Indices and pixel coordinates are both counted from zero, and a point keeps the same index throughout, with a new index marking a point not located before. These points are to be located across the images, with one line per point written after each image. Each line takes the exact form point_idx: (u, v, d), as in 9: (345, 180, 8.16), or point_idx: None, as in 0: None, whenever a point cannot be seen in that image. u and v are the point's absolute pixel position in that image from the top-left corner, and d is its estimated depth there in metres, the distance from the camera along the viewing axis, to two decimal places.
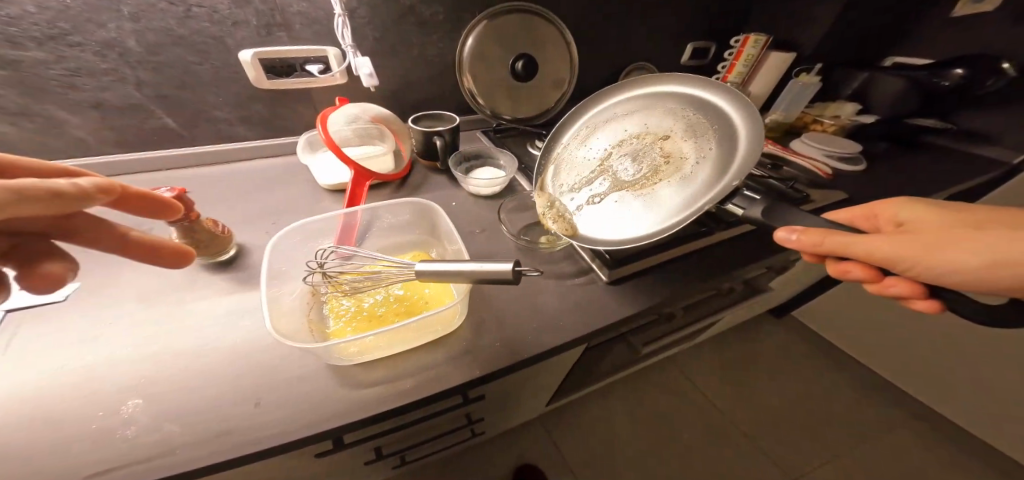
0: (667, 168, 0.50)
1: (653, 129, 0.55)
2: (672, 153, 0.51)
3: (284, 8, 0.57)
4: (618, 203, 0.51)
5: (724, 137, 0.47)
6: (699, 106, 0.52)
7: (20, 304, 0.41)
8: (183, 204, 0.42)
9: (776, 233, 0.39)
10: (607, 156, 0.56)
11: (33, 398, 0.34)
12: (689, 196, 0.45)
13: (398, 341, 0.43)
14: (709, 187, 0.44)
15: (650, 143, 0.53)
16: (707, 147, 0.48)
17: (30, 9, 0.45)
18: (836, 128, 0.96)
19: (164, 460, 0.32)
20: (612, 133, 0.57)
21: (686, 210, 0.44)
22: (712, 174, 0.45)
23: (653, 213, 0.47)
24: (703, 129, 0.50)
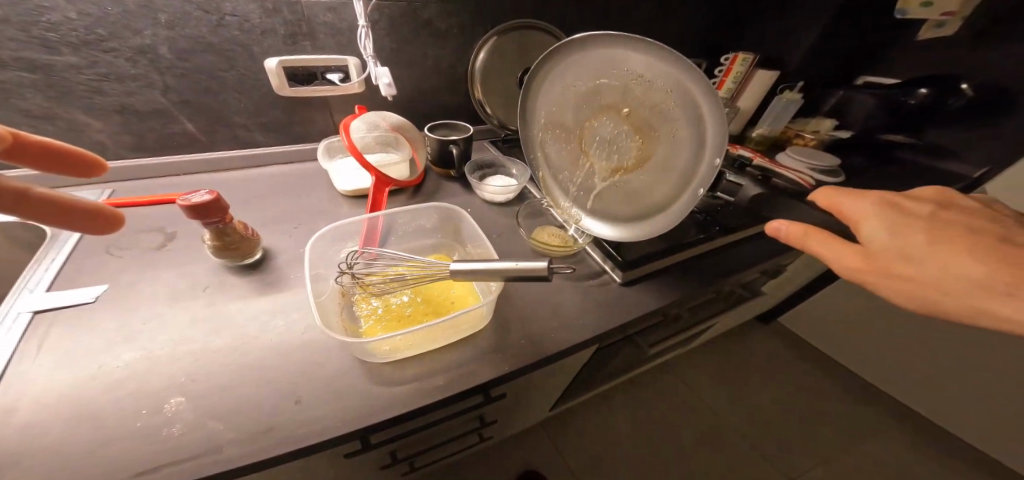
0: (643, 145, 0.51)
1: (608, 99, 0.51)
2: (643, 133, 0.50)
3: (311, 19, 0.59)
4: (617, 193, 0.57)
5: (686, 103, 0.45)
6: (647, 61, 0.45)
7: (49, 305, 0.40)
8: (219, 208, 0.42)
9: (770, 223, 0.43)
10: (586, 145, 0.57)
11: (75, 398, 0.34)
12: (680, 180, 0.49)
13: (430, 340, 0.45)
14: (694, 169, 0.48)
15: (617, 120, 0.52)
16: (675, 119, 0.47)
17: (71, 16, 0.46)
18: (816, 141, 1.04)
19: (213, 457, 0.33)
20: (576, 115, 0.55)
21: (681, 196, 0.50)
22: (693, 155, 0.47)
23: (652, 198, 0.53)
24: (658, 93, 0.46)
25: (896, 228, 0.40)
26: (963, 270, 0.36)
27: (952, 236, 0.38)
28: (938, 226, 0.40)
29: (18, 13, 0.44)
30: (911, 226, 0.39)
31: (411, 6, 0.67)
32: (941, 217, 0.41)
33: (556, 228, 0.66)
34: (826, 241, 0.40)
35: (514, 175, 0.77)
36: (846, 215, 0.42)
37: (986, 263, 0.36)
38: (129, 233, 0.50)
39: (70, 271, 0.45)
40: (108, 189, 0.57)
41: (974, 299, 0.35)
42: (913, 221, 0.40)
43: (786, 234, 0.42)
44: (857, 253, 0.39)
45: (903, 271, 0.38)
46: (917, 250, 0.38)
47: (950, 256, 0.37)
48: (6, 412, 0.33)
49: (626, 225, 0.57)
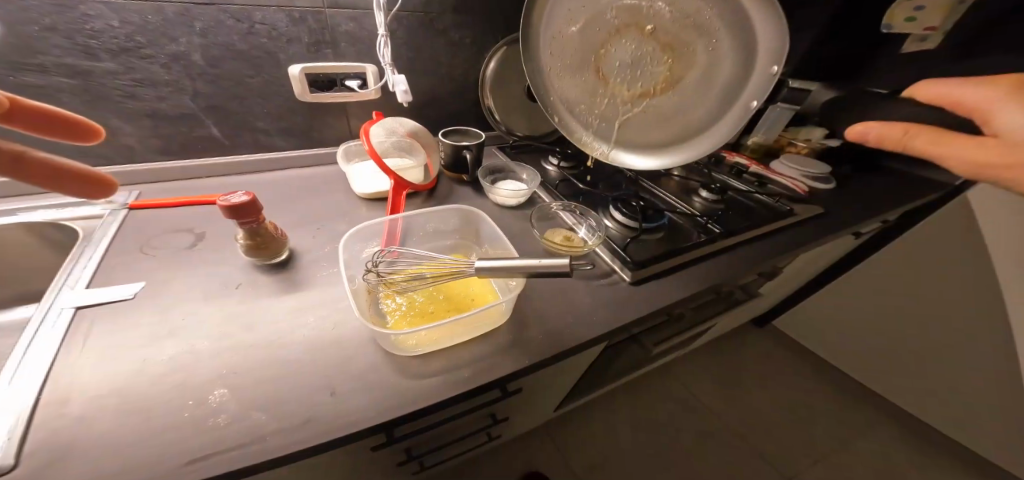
0: (674, 64, 0.55)
1: (629, 19, 0.53)
2: (672, 51, 0.54)
3: (334, 28, 0.62)
4: (644, 118, 0.61)
5: (721, 9, 0.49)
6: None
7: (93, 301, 0.43)
8: (254, 209, 0.45)
9: (855, 129, 0.45)
10: (608, 73, 0.59)
11: (126, 388, 0.37)
12: (723, 93, 0.54)
13: (453, 335, 0.47)
14: (739, 76, 0.52)
15: (642, 39, 0.54)
16: (712, 31, 0.51)
17: (114, 24, 0.49)
18: (808, 150, 1.09)
19: (258, 445, 0.34)
20: (594, 41, 0.57)
21: (724, 108, 0.55)
22: (739, 64, 0.52)
23: (686, 115, 0.58)
24: (691, 3, 0.50)
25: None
26: None
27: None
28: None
29: (65, 22, 0.47)
30: None
31: (427, 16, 0.70)
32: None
33: (567, 230, 0.69)
34: (939, 141, 0.40)
35: (524, 180, 0.80)
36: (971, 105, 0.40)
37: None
38: (161, 234, 0.53)
39: (107, 270, 0.47)
40: (134, 191, 0.59)
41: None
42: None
43: (881, 134, 0.43)
44: (983, 148, 0.37)
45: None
46: None
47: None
48: (60, 403, 0.35)
49: (660, 147, 0.63)
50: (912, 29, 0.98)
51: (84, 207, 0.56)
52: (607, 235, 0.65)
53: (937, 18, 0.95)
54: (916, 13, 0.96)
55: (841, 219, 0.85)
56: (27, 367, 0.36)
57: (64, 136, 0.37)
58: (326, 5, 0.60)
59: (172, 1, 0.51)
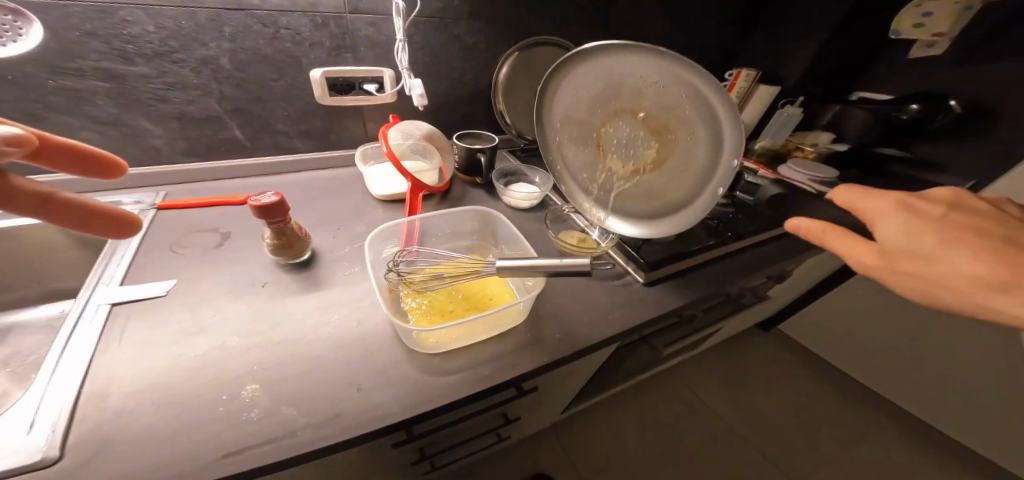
0: (661, 149, 0.55)
1: (622, 105, 0.54)
2: (661, 138, 0.53)
3: (354, 32, 0.64)
4: (638, 192, 0.61)
5: (704, 109, 0.48)
6: (660, 68, 0.47)
7: (126, 298, 0.45)
8: (280, 210, 0.46)
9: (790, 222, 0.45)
10: (606, 149, 0.60)
11: (162, 383, 0.38)
12: (702, 182, 0.53)
13: (472, 333, 0.48)
14: (712, 171, 0.51)
15: (634, 124, 0.55)
16: (694, 125, 0.50)
17: (149, 29, 0.52)
18: (816, 154, 1.08)
19: (291, 439, 0.35)
20: (593, 121, 0.58)
21: (703, 191, 0.54)
22: (713, 158, 0.51)
23: (672, 194, 0.58)
24: (672, 97, 0.49)
25: (915, 229, 0.40)
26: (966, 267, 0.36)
27: (973, 240, 0.38)
28: (960, 229, 0.39)
29: (104, 27, 0.50)
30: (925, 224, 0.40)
31: (443, 22, 0.71)
32: (961, 220, 0.40)
33: (579, 232, 0.70)
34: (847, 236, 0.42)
35: (537, 183, 0.81)
36: (862, 212, 0.44)
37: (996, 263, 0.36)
38: (187, 234, 0.55)
39: (137, 269, 0.49)
40: (161, 192, 0.62)
41: (984, 296, 0.34)
42: (934, 223, 0.40)
43: (807, 231, 0.45)
44: (872, 251, 0.41)
45: (917, 269, 0.38)
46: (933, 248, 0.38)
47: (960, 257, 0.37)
48: (99, 397, 0.36)
49: (650, 219, 0.62)
50: (920, 35, 0.98)
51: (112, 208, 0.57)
52: (620, 238, 0.66)
53: (945, 24, 0.94)
54: (924, 20, 0.96)
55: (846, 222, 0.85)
56: (67, 362, 0.38)
57: (92, 171, 0.38)
58: (348, 10, 0.62)
59: (204, 7, 0.53)
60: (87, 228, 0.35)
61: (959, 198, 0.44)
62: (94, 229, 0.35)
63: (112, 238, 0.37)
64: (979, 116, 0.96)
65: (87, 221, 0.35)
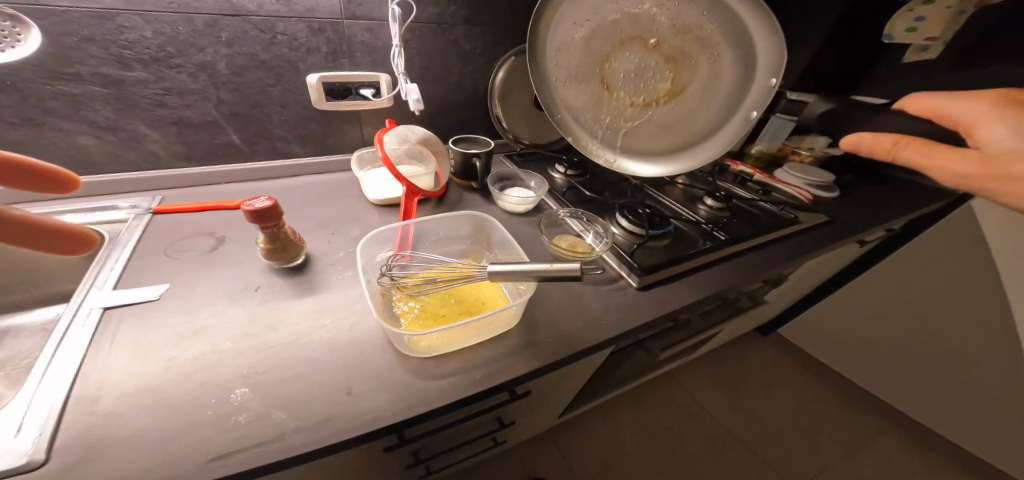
0: (675, 75, 0.58)
1: (632, 33, 0.56)
2: (675, 63, 0.57)
3: (351, 38, 0.65)
4: (649, 126, 0.63)
5: (725, 25, 0.53)
6: None
7: (118, 303, 0.45)
8: (274, 215, 0.47)
9: (849, 139, 0.51)
10: (613, 85, 0.61)
11: (152, 386, 0.38)
12: (724, 102, 0.57)
13: (463, 339, 0.48)
14: (735, 88, 0.56)
15: (645, 52, 0.57)
16: (713, 45, 0.54)
17: (147, 35, 0.53)
18: (812, 158, 1.10)
19: (279, 443, 0.35)
20: (597, 55, 0.59)
21: (726, 116, 0.58)
22: (735, 76, 0.55)
23: (687, 123, 0.61)
24: (691, 18, 0.53)
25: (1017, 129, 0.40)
26: None
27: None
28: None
29: (102, 33, 0.50)
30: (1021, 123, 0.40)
31: (439, 28, 0.72)
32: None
33: (574, 237, 0.70)
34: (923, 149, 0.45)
35: (532, 187, 0.81)
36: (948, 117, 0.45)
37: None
38: (183, 238, 0.55)
39: (132, 273, 0.49)
40: (158, 196, 0.62)
41: None
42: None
43: (876, 145, 0.49)
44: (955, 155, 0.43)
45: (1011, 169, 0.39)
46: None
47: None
48: (89, 400, 0.36)
49: (664, 154, 0.65)
50: (913, 39, 1.00)
51: (109, 212, 0.58)
52: (613, 242, 0.66)
53: (937, 28, 0.96)
54: (916, 24, 0.98)
55: (842, 226, 0.86)
56: (57, 366, 0.38)
57: (50, 190, 0.41)
58: (344, 16, 0.63)
59: (202, 13, 0.54)
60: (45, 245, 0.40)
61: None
62: (42, 245, 0.39)
63: (49, 252, 0.40)
64: None
65: (38, 240, 0.39)
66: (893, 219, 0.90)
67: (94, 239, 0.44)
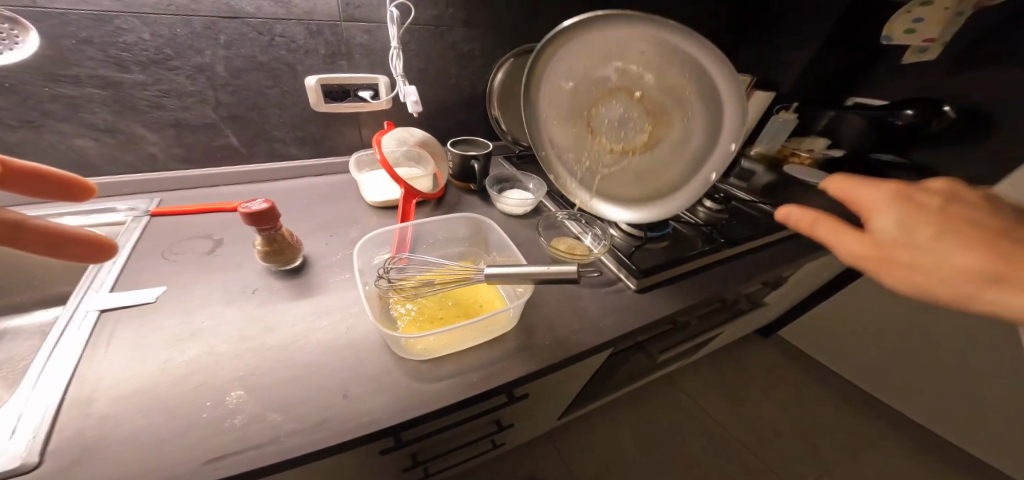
0: (654, 129, 0.57)
1: (619, 84, 0.55)
2: (655, 118, 0.56)
3: (349, 40, 0.65)
4: (625, 173, 0.63)
5: (706, 88, 0.51)
6: (666, 46, 0.49)
7: (115, 305, 0.45)
8: (271, 217, 0.47)
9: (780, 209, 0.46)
10: (597, 130, 0.61)
11: (147, 388, 0.38)
12: (695, 158, 0.57)
13: (460, 341, 0.48)
14: (708, 147, 0.56)
15: (629, 105, 0.56)
16: (692, 105, 0.54)
17: (145, 37, 0.53)
18: (811, 160, 1.09)
19: (274, 446, 0.35)
20: (584, 99, 0.58)
21: (695, 172, 0.58)
22: (708, 136, 0.55)
23: (661, 174, 0.61)
24: (675, 78, 0.52)
25: (907, 220, 0.40)
26: (957, 261, 0.36)
27: (974, 237, 0.37)
28: (963, 226, 0.38)
29: (100, 35, 0.51)
30: (920, 218, 0.40)
31: (438, 30, 0.72)
32: (965, 216, 0.40)
33: (573, 238, 0.70)
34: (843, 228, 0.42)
35: (531, 189, 0.81)
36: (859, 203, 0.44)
37: (994, 258, 0.35)
38: (181, 240, 0.55)
39: (129, 275, 0.49)
40: (156, 198, 0.63)
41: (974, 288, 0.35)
42: (936, 220, 0.39)
43: (798, 220, 0.45)
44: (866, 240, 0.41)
45: (908, 259, 0.38)
46: (925, 242, 0.38)
47: (955, 251, 0.37)
48: (83, 403, 0.36)
49: (637, 200, 0.65)
50: (912, 40, 0.99)
51: (107, 214, 0.58)
52: (611, 243, 0.66)
53: (935, 30, 0.95)
54: (915, 26, 0.97)
55: None
56: (52, 369, 0.38)
57: (52, 193, 0.37)
58: (342, 18, 0.63)
59: (200, 15, 0.54)
60: (62, 254, 0.35)
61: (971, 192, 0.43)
62: (63, 253, 0.36)
63: (73, 261, 0.36)
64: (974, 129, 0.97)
65: (55, 247, 0.35)
66: None
67: (115, 247, 0.39)
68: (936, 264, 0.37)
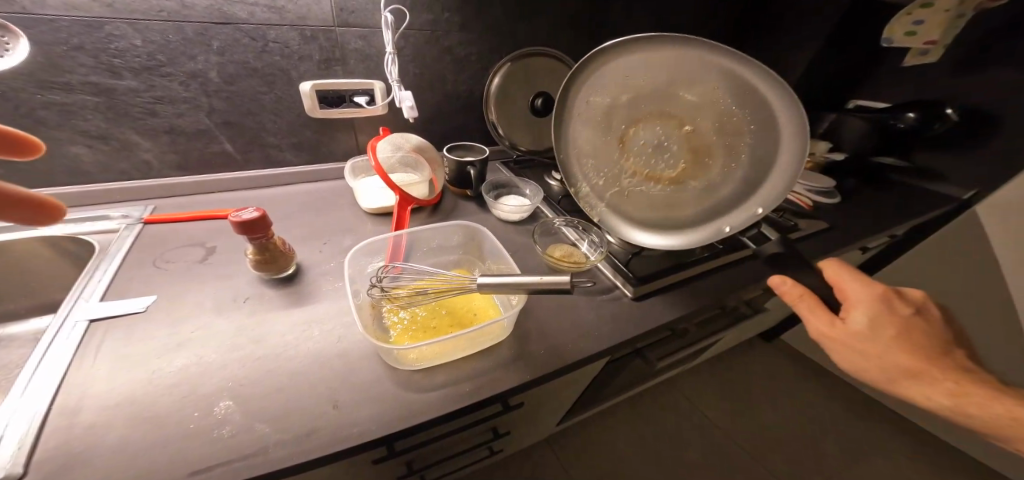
0: (689, 165, 0.56)
1: (674, 112, 0.54)
2: (697, 156, 0.55)
3: (344, 45, 0.65)
4: (647, 196, 0.60)
5: (756, 140, 0.52)
6: (737, 90, 0.50)
7: (104, 314, 0.45)
8: (263, 225, 0.47)
9: (774, 279, 0.48)
10: (634, 147, 0.57)
11: (135, 398, 0.38)
12: (714, 205, 0.59)
13: (451, 351, 0.47)
14: (733, 197, 0.57)
15: (675, 134, 0.55)
16: (735, 153, 0.54)
17: (137, 43, 0.53)
18: (813, 165, 1.08)
19: (261, 458, 0.35)
20: (633, 112, 0.55)
21: (707, 217, 0.60)
22: (735, 190, 0.56)
23: (680, 210, 0.60)
24: (729, 121, 0.52)
25: (877, 319, 0.44)
26: (899, 360, 0.43)
27: (912, 335, 0.44)
28: (906, 324, 0.44)
29: (92, 42, 0.50)
30: (886, 320, 0.44)
31: (433, 35, 0.72)
32: (919, 323, 0.45)
33: (569, 245, 0.69)
34: (823, 312, 0.45)
35: (527, 195, 0.81)
36: (845, 294, 0.47)
37: (918, 354, 0.43)
38: (174, 248, 0.55)
39: (121, 284, 0.49)
40: (150, 205, 0.63)
41: (901, 382, 0.42)
42: (890, 314, 0.45)
43: (784, 292, 0.48)
44: (835, 325, 0.45)
45: (867, 348, 0.43)
46: (884, 342, 0.43)
47: (898, 347, 0.43)
48: (70, 413, 0.36)
49: (635, 223, 0.63)
50: (914, 43, 0.98)
51: (100, 221, 0.58)
52: (609, 250, 0.66)
53: (936, 31, 0.95)
54: (915, 28, 0.96)
55: (842, 231, 0.85)
56: (41, 379, 0.38)
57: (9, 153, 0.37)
58: (336, 23, 0.63)
59: (192, 21, 0.54)
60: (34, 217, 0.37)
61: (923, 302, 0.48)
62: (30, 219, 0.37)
63: (29, 226, 0.37)
64: (980, 125, 0.96)
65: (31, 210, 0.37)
66: (894, 225, 0.89)
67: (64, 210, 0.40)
68: (883, 356, 0.43)
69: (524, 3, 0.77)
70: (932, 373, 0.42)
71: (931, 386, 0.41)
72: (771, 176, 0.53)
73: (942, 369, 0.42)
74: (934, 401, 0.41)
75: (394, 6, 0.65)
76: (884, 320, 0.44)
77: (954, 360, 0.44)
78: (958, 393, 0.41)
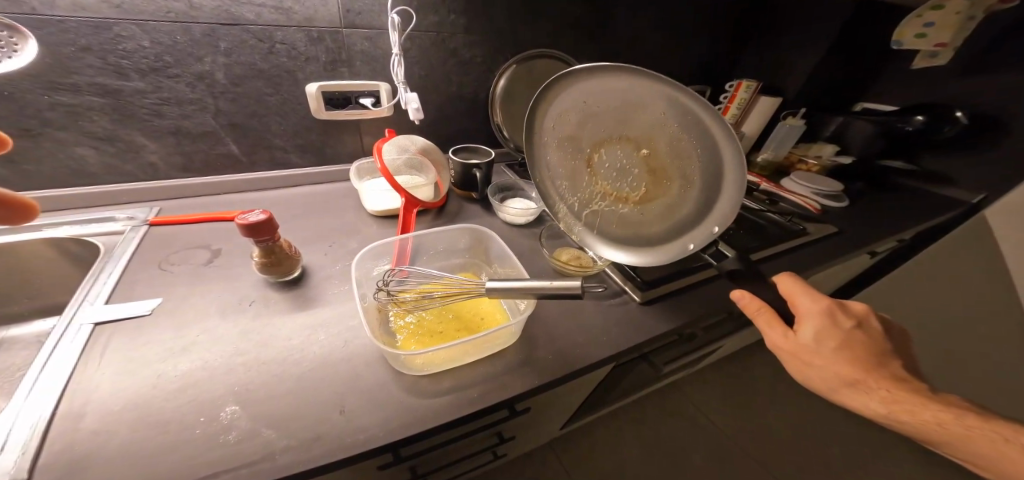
0: (651, 187, 0.54)
1: (630, 136, 0.52)
2: (658, 178, 0.53)
3: (350, 47, 0.65)
4: (614, 216, 0.59)
5: (713, 168, 0.49)
6: (685, 117, 0.48)
7: (107, 318, 0.44)
8: (269, 227, 0.46)
9: (732, 292, 0.47)
10: (596, 168, 0.57)
11: (138, 402, 0.37)
12: (678, 228, 0.55)
13: (458, 357, 0.46)
14: (693, 220, 0.53)
15: (635, 157, 0.53)
16: (692, 177, 0.51)
17: (144, 44, 0.52)
18: (819, 167, 1.07)
19: (266, 464, 0.34)
20: (591, 136, 0.54)
21: (672, 237, 0.56)
22: (697, 212, 0.53)
23: (647, 232, 0.57)
24: (684, 146, 0.50)
25: (825, 332, 0.43)
26: (843, 371, 0.42)
27: (859, 346, 0.43)
28: (854, 336, 0.44)
29: (99, 42, 0.50)
30: (834, 333, 0.43)
31: (440, 36, 0.72)
32: (864, 337, 0.44)
33: (576, 249, 0.68)
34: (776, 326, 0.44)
35: (533, 198, 0.80)
36: (797, 307, 0.45)
37: (863, 366, 0.42)
38: (178, 250, 0.55)
39: (125, 287, 0.49)
40: (155, 207, 0.63)
41: (843, 392, 0.42)
42: (838, 329, 0.44)
43: (744, 305, 0.47)
44: (787, 340, 0.44)
45: (812, 360, 0.42)
46: (830, 354, 0.42)
47: (843, 359, 0.42)
48: (74, 417, 0.35)
49: (616, 247, 0.60)
50: (924, 45, 0.97)
51: (106, 223, 0.58)
52: None
53: (948, 34, 0.94)
54: (926, 30, 0.95)
55: (851, 235, 0.84)
56: (45, 382, 0.37)
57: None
58: (344, 25, 0.63)
59: (200, 22, 0.54)
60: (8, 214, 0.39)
61: (873, 314, 0.47)
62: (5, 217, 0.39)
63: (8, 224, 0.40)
64: (986, 128, 0.96)
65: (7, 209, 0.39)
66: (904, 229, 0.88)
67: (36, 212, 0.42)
68: (830, 368, 0.42)
69: (530, 5, 0.77)
70: (872, 384, 0.41)
71: (870, 396, 0.41)
72: (730, 201, 0.49)
73: (881, 379, 0.42)
74: (871, 411, 0.41)
75: (400, 7, 0.65)
76: (831, 333, 0.43)
77: (897, 371, 0.43)
78: (897, 403, 0.40)
